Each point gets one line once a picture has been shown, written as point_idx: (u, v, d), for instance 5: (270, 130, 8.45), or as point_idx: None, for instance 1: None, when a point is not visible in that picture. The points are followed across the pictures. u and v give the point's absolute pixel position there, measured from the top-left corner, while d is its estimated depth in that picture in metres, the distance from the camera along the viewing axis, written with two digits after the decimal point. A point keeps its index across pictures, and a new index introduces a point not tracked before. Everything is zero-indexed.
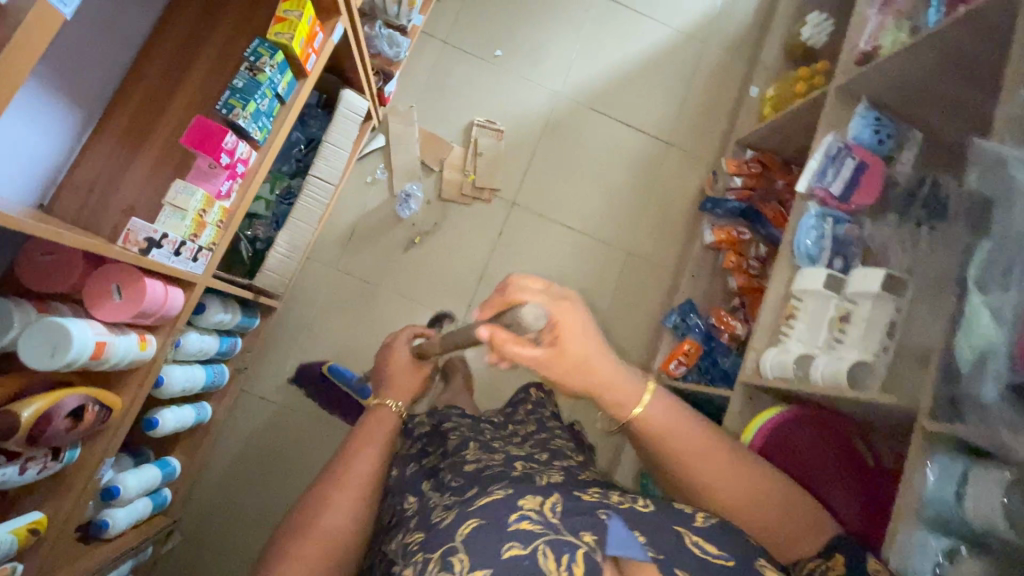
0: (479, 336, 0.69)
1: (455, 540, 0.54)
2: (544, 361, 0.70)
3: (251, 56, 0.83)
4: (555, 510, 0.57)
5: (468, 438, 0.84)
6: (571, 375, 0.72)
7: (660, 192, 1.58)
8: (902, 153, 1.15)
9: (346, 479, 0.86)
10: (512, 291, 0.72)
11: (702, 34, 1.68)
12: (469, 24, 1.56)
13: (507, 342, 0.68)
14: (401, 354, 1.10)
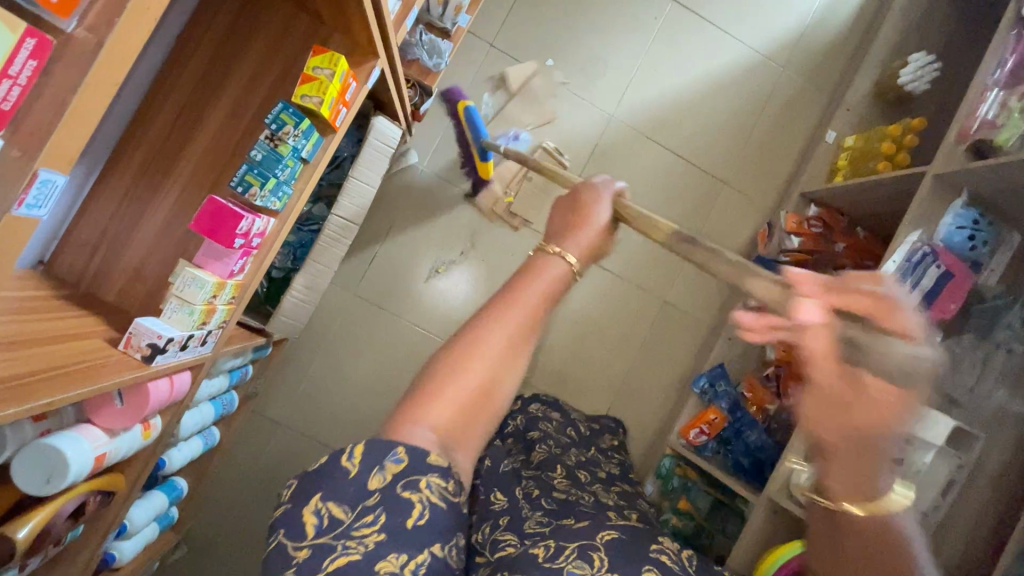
0: (806, 309, 0.52)
1: (598, 540, 0.64)
2: (832, 381, 0.52)
3: (272, 125, 0.72)
4: (691, 564, 0.69)
5: (562, 475, 0.97)
6: (862, 415, 0.52)
7: (708, 237, 1.46)
8: (993, 258, 1.01)
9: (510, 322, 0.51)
10: (892, 301, 0.52)
11: (783, 57, 1.48)
12: (523, 25, 1.39)
13: (817, 335, 0.52)
14: (601, 213, 0.62)
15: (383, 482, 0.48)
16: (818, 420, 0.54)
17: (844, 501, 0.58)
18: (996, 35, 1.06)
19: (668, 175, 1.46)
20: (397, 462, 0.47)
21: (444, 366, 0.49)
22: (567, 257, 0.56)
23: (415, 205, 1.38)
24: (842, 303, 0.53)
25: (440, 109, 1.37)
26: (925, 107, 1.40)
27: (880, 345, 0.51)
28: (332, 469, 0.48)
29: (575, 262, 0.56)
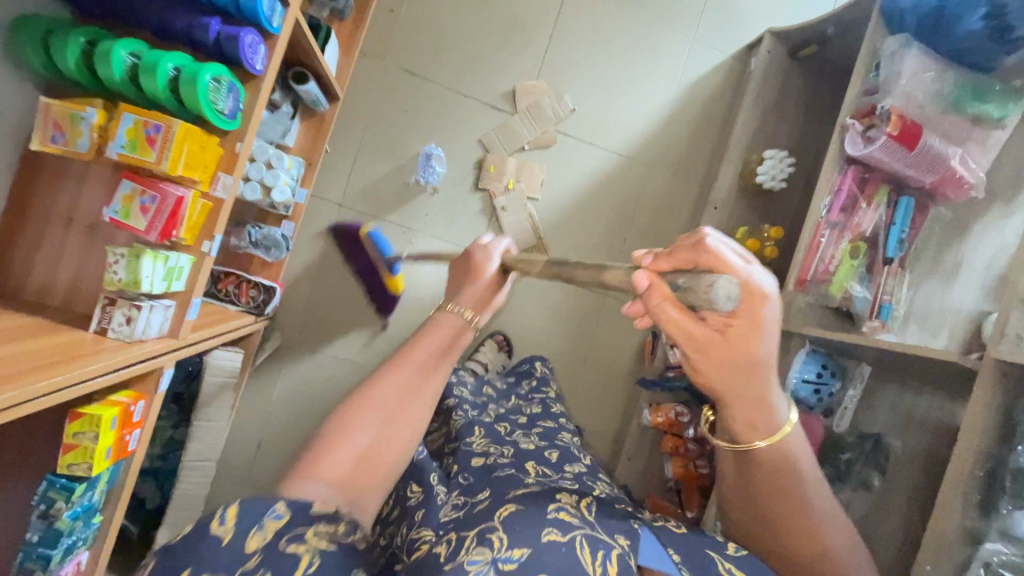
0: (634, 283, 0.56)
1: (495, 522, 0.60)
2: (690, 329, 0.54)
3: (41, 505, 0.68)
4: (591, 513, 0.64)
5: (478, 441, 0.94)
6: (722, 352, 0.54)
7: (597, 351, 1.45)
8: (850, 390, 1.05)
9: (399, 373, 0.61)
10: (707, 247, 0.52)
11: (647, 155, 1.44)
12: (370, 177, 1.33)
13: (666, 304, 0.54)
14: (489, 266, 0.80)
15: (265, 540, 0.48)
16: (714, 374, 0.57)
17: (751, 439, 0.61)
18: (823, 169, 1.04)
19: (548, 295, 1.44)
20: (279, 519, 0.48)
21: (339, 423, 0.56)
22: (462, 314, 0.70)
23: (293, 384, 1.34)
24: (665, 268, 0.57)
25: (298, 281, 1.32)
26: (793, 194, 1.38)
27: (703, 298, 0.52)
28: (201, 538, 0.47)
29: (468, 314, 0.71)
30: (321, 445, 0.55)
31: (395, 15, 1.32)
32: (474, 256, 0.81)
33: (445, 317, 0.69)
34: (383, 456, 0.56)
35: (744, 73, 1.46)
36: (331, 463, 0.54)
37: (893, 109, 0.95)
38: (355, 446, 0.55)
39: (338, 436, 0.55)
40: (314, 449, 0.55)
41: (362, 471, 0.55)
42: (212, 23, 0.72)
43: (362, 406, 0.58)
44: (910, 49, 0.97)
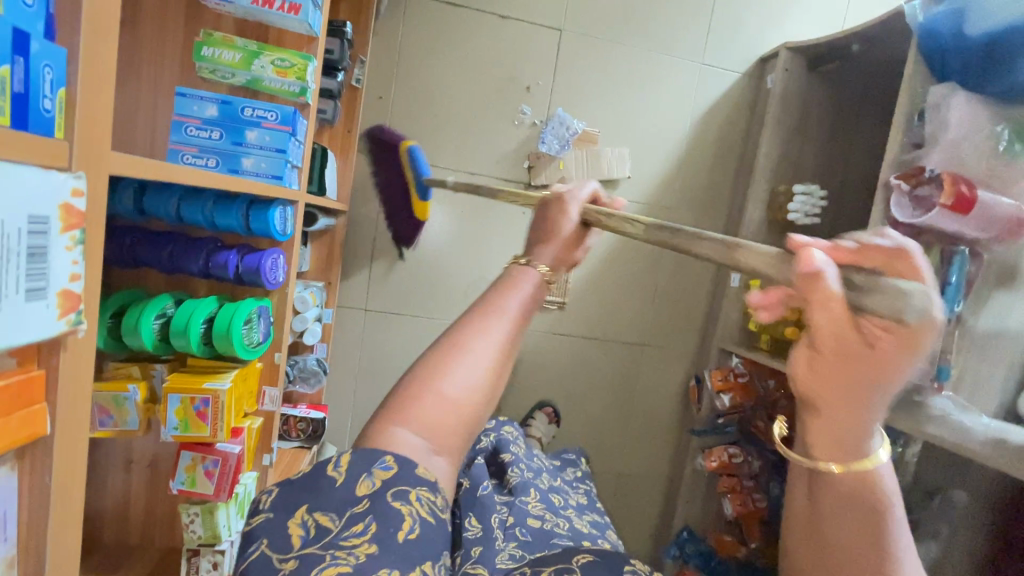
0: (805, 259, 0.35)
1: (573, 566, 0.56)
2: (837, 332, 0.35)
3: None
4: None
5: (534, 503, 0.84)
6: (860, 370, 0.36)
7: (642, 401, 1.47)
8: (909, 449, 1.03)
9: (499, 317, 0.50)
10: (910, 262, 0.35)
11: (668, 198, 1.38)
12: (389, 276, 1.29)
13: (836, 303, 0.34)
14: (570, 221, 0.61)
15: (374, 490, 0.43)
16: (816, 387, 0.39)
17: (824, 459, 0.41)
18: (869, 231, 0.99)
19: (586, 354, 1.43)
20: (387, 471, 0.44)
21: (434, 357, 0.47)
22: (538, 268, 0.54)
23: None
24: (847, 262, 0.36)
25: (339, 391, 1.31)
26: (824, 223, 1.33)
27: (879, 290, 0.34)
28: (318, 481, 0.44)
29: (545, 269, 0.55)
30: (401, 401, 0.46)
31: (385, 103, 1.23)
32: (550, 210, 0.62)
33: (522, 269, 0.53)
34: (477, 408, 0.47)
35: (760, 93, 1.36)
36: (420, 405, 0.46)
37: (945, 173, 0.89)
38: (445, 395, 0.46)
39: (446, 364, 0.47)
40: (409, 378, 0.47)
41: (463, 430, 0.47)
42: (229, 256, 0.67)
43: (465, 352, 0.48)
44: (956, 95, 0.90)
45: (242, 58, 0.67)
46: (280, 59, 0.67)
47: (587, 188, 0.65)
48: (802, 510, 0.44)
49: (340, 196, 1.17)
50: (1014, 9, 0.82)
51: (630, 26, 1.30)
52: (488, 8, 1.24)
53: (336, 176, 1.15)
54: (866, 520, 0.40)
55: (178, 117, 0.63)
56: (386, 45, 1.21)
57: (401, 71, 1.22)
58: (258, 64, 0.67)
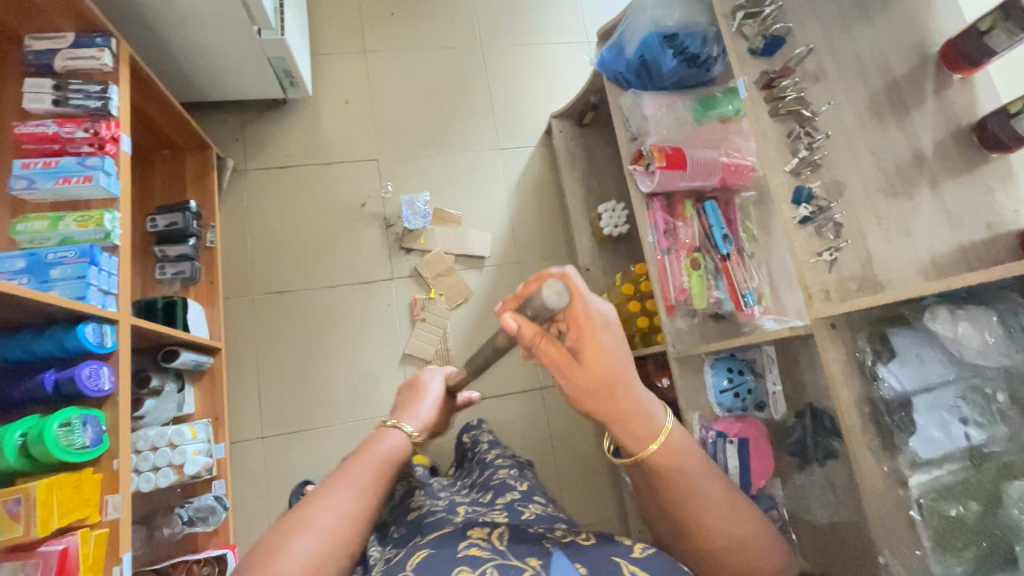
0: (507, 325, 0.65)
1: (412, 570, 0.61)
2: (554, 354, 0.63)
3: None
4: (503, 540, 0.66)
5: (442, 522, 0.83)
6: (583, 365, 0.62)
7: (562, 444, 1.47)
8: (767, 375, 1.09)
9: (352, 484, 0.66)
10: (571, 278, 0.64)
11: (512, 254, 1.57)
12: (278, 398, 1.38)
13: (536, 339, 0.63)
14: (431, 389, 0.91)
15: None
16: (576, 370, 0.63)
17: (635, 449, 0.64)
18: (636, 210, 1.17)
19: (491, 414, 1.46)
20: None
21: (271, 546, 0.58)
22: (402, 428, 0.77)
23: None
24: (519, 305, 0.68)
25: (253, 529, 1.29)
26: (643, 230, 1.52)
27: (539, 304, 0.62)
28: None
29: (411, 431, 0.78)
30: (269, 551, 0.58)
31: (244, 255, 1.45)
32: (414, 386, 0.91)
33: (387, 429, 0.76)
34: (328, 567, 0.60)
35: (554, 154, 1.65)
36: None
37: (653, 147, 1.12)
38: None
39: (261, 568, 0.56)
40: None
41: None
42: (48, 375, 0.79)
43: (303, 531, 0.60)
44: (642, 95, 1.16)
45: (50, 223, 0.86)
46: (81, 215, 0.87)
47: (446, 368, 0.98)
48: (642, 478, 0.67)
49: (213, 336, 1.31)
50: (644, 28, 1.12)
51: (433, 142, 1.62)
52: (314, 162, 1.54)
53: (205, 320, 1.30)
54: (676, 475, 0.63)
55: None
56: (236, 211, 1.47)
57: (253, 227, 1.47)
58: (63, 224, 0.86)
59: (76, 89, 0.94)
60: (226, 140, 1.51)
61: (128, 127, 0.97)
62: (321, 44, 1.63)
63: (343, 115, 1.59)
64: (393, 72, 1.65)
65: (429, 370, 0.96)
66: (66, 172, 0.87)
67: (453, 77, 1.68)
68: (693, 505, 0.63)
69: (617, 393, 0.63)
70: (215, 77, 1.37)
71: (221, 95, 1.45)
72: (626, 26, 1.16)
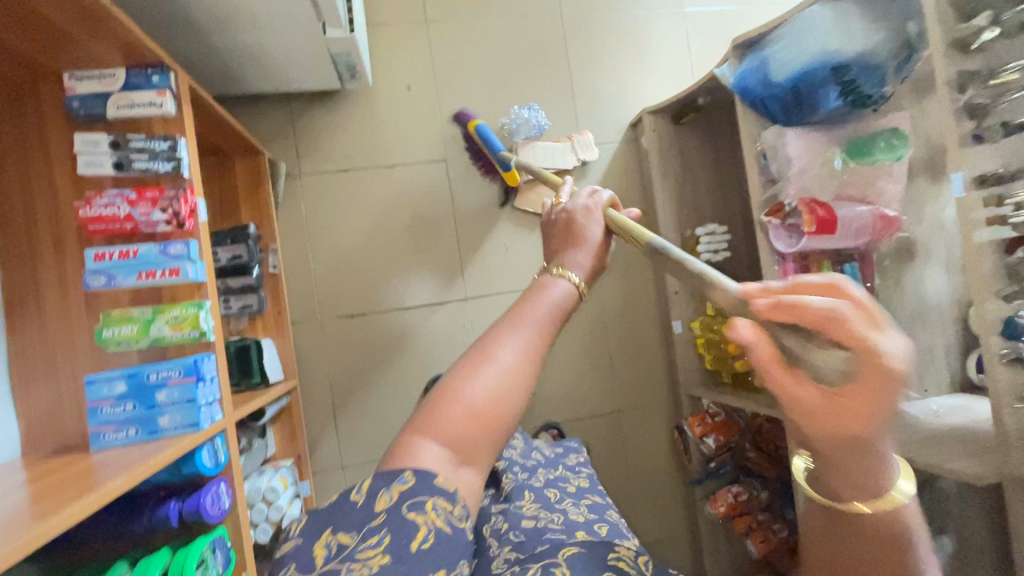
0: (737, 330, 0.43)
1: (561, 559, 0.65)
2: (800, 387, 0.41)
3: None
4: (649, 568, 0.69)
5: (530, 502, 0.81)
6: (845, 413, 0.41)
7: (636, 468, 1.46)
8: None
9: (528, 326, 0.57)
10: (845, 326, 0.40)
11: None
12: (355, 428, 1.33)
13: (772, 365, 0.42)
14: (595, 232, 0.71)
15: (389, 502, 0.49)
16: (816, 414, 0.42)
17: (852, 501, 0.46)
18: (764, 266, 1.05)
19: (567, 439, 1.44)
20: (405, 484, 0.49)
21: (467, 363, 0.54)
22: (567, 278, 0.63)
23: None
24: (786, 317, 0.43)
25: None
26: (738, 251, 1.40)
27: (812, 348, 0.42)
28: (342, 507, 0.51)
29: (575, 282, 0.64)
30: (467, 362, 0.54)
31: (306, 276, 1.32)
32: (576, 217, 0.73)
33: (554, 279, 0.62)
34: (497, 421, 0.52)
35: (639, 155, 1.47)
36: (452, 415, 0.51)
37: (800, 203, 0.97)
38: (470, 402, 0.52)
39: (465, 376, 0.53)
40: (434, 398, 0.53)
41: (481, 433, 0.52)
42: (170, 508, 0.72)
43: (495, 357, 0.54)
44: (788, 131, 0.99)
45: (139, 328, 0.74)
46: (173, 316, 0.75)
47: (604, 196, 0.77)
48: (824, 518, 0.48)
49: (287, 374, 1.23)
50: (807, 54, 0.92)
51: (506, 138, 1.42)
52: (374, 165, 1.36)
53: (277, 357, 1.21)
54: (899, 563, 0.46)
55: (92, 403, 0.70)
56: (293, 224, 1.32)
57: (314, 241, 1.33)
58: (155, 327, 0.75)
59: (138, 148, 0.76)
60: (274, 138, 1.31)
61: (201, 189, 0.82)
62: (374, 12, 1.36)
63: (405, 104, 1.38)
64: (460, 48, 1.41)
65: (578, 205, 0.74)
66: (148, 265, 0.74)
67: (527, 56, 1.44)
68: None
69: (855, 447, 0.43)
70: (265, 71, 1.15)
71: (267, 87, 1.23)
72: (781, 44, 0.95)
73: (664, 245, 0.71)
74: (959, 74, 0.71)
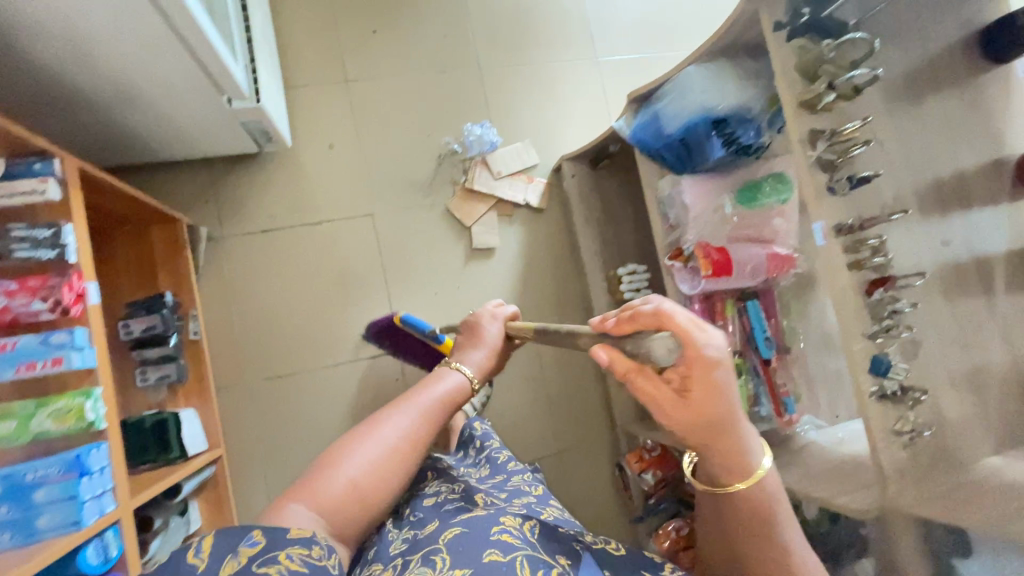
0: (596, 356, 0.58)
1: (439, 542, 0.72)
2: (651, 390, 0.55)
3: None
4: (534, 535, 0.77)
5: (435, 485, 0.89)
6: (694, 409, 0.55)
7: (581, 509, 1.46)
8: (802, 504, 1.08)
9: (410, 411, 0.77)
10: (670, 317, 0.55)
11: (525, 312, 1.48)
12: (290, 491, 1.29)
13: (632, 374, 0.56)
14: (491, 334, 0.92)
15: (236, 566, 0.55)
16: (674, 413, 0.55)
17: (732, 482, 0.60)
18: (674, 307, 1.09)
19: None
20: (253, 546, 0.57)
21: (347, 444, 0.73)
22: (458, 369, 0.84)
23: None
24: (629, 330, 0.58)
25: None
26: (663, 288, 1.44)
27: (643, 349, 0.55)
28: (180, 567, 0.55)
29: (471, 377, 0.85)
30: (346, 443, 0.73)
31: (232, 339, 1.30)
32: (480, 323, 0.93)
33: (448, 371, 0.84)
34: (377, 492, 0.71)
35: (564, 199, 1.52)
36: (327, 487, 0.68)
37: (696, 248, 1.03)
38: (347, 477, 0.70)
39: (338, 460, 0.71)
40: (316, 472, 0.71)
41: (352, 503, 0.69)
42: None
43: (381, 432, 0.74)
44: (684, 180, 1.05)
45: (17, 425, 0.72)
46: (55, 409, 0.73)
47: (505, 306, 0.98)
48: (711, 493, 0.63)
49: (211, 442, 1.20)
50: (691, 108, 0.98)
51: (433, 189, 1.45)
52: (299, 223, 1.36)
53: (200, 427, 1.18)
54: (759, 517, 0.60)
55: None
56: (217, 287, 1.30)
57: (239, 302, 1.31)
58: (36, 422, 0.72)
59: (20, 237, 0.75)
60: (194, 203, 1.31)
61: (93, 272, 0.81)
62: (294, 74, 1.39)
63: (329, 162, 1.39)
64: (382, 104, 1.44)
65: (485, 312, 0.96)
66: (28, 357, 0.72)
67: (450, 110, 1.48)
68: (762, 531, 0.61)
69: (720, 429, 0.56)
70: (176, 139, 1.15)
71: (184, 154, 1.23)
72: (668, 99, 1.01)
73: (543, 326, 0.81)
74: (810, 132, 0.77)
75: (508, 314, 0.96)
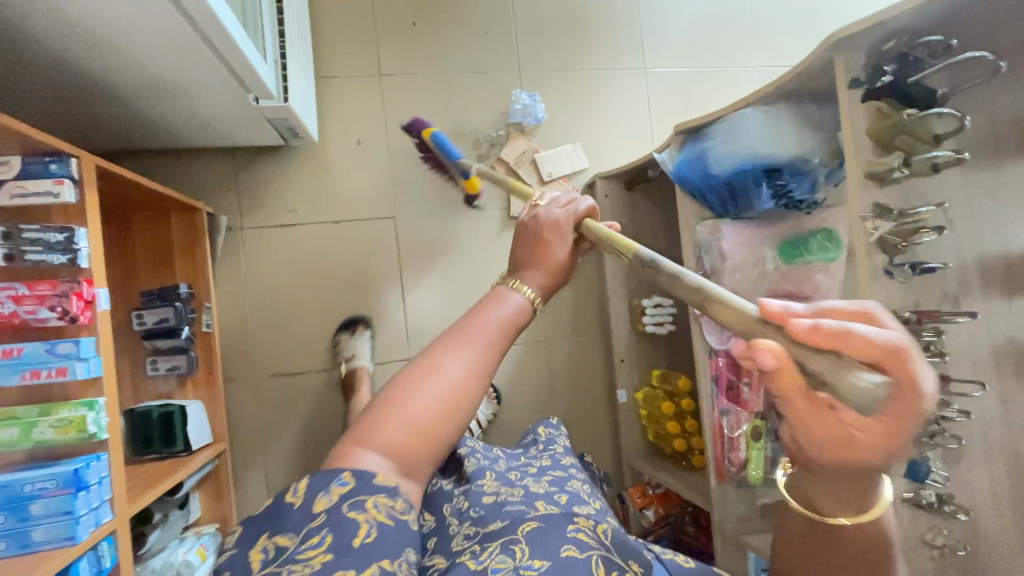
0: (760, 359, 0.46)
1: (519, 533, 0.68)
2: (820, 414, 0.46)
3: None
4: (608, 536, 0.73)
5: (490, 482, 0.81)
6: (864, 440, 0.45)
7: None
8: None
9: (469, 340, 0.61)
10: (906, 352, 0.43)
11: (541, 330, 1.43)
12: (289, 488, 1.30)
13: (803, 393, 0.46)
14: (558, 249, 0.71)
15: (329, 504, 0.53)
16: (837, 442, 0.47)
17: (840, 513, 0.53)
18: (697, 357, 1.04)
19: None
20: (345, 485, 0.53)
21: (409, 376, 0.59)
22: (522, 290, 0.67)
23: None
24: (823, 343, 0.44)
25: None
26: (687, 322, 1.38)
27: (842, 374, 0.44)
28: (279, 510, 0.54)
29: (531, 294, 0.67)
30: (412, 376, 0.59)
31: (244, 333, 1.29)
32: (545, 229, 0.71)
33: (508, 293, 0.66)
34: (438, 429, 0.57)
35: None
36: (385, 432, 0.56)
37: None
38: (413, 417, 0.56)
39: (414, 389, 0.57)
40: (370, 412, 0.58)
41: (420, 442, 0.56)
42: None
43: (441, 369, 0.59)
44: (724, 225, 0.99)
45: (21, 431, 0.71)
46: (58, 419, 0.72)
47: (584, 203, 0.76)
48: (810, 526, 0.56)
49: (216, 436, 1.20)
50: (739, 154, 0.90)
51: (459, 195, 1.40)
52: (319, 220, 1.33)
53: (205, 420, 1.18)
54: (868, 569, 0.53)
55: None
56: (232, 279, 1.29)
57: (254, 296, 1.30)
58: (38, 430, 0.72)
59: (31, 239, 0.73)
60: (216, 190, 1.28)
61: (104, 278, 0.79)
62: (326, 64, 1.33)
63: (355, 159, 1.35)
64: (416, 102, 1.38)
65: (554, 209, 0.73)
66: (32, 365, 0.71)
67: (484, 113, 1.41)
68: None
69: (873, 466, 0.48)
70: (202, 128, 1.12)
71: (209, 142, 1.20)
72: (719, 138, 0.94)
73: (654, 258, 0.65)
74: (874, 206, 0.70)
75: (585, 212, 0.75)
